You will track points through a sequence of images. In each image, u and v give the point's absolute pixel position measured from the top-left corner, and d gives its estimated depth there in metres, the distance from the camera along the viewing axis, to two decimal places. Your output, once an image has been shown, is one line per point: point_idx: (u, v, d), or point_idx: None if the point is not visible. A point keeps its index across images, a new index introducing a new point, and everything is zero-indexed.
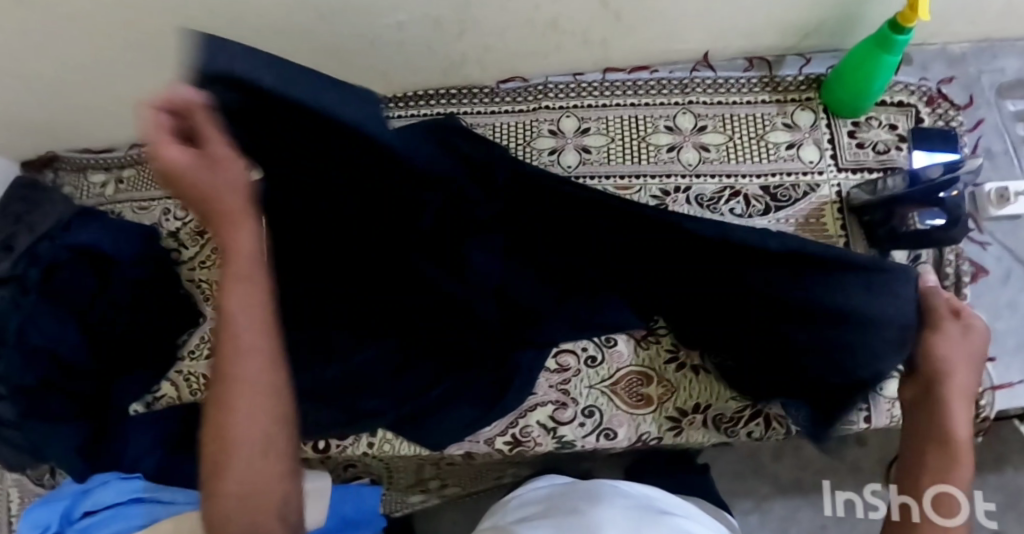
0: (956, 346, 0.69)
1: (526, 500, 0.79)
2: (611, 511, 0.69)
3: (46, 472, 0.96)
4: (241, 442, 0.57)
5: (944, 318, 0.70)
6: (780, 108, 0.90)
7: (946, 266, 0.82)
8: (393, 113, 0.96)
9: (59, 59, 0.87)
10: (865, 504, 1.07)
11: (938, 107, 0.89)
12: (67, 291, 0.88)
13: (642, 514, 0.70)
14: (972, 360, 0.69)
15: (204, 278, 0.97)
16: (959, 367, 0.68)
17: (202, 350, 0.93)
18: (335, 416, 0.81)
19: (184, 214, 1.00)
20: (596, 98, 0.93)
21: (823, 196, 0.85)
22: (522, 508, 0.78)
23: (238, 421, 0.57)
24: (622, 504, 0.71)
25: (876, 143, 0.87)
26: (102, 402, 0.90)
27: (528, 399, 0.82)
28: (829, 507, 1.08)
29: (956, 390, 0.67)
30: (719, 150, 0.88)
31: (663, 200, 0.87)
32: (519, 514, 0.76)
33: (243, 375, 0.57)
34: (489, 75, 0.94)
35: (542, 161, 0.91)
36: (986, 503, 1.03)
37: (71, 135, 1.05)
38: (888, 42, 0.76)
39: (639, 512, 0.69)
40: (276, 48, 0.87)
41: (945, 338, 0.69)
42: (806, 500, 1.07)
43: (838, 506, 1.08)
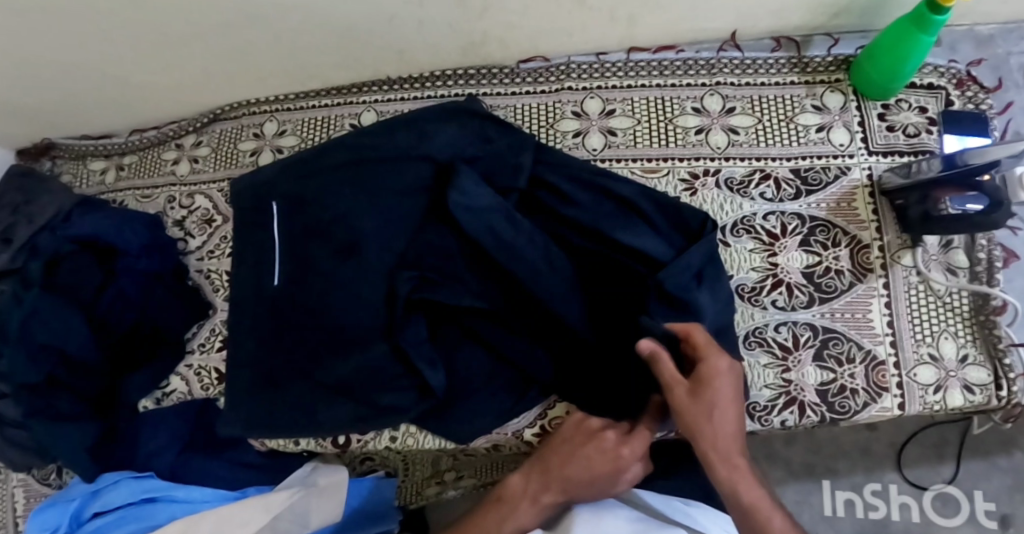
0: (693, 404, 0.68)
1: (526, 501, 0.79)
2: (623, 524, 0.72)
3: (52, 472, 0.93)
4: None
5: (676, 381, 0.69)
6: (809, 90, 0.88)
7: (977, 252, 0.81)
8: (409, 95, 0.93)
9: (56, 35, 0.82)
10: (865, 504, 1.04)
11: (967, 90, 0.87)
12: (75, 285, 0.85)
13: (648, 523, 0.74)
14: (722, 411, 0.69)
15: (214, 268, 0.93)
16: (704, 426, 0.68)
17: (214, 343, 0.89)
18: (357, 408, 0.80)
19: (190, 201, 0.96)
20: (620, 79, 0.90)
21: (853, 180, 0.84)
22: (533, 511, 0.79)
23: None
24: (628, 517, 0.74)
25: (906, 126, 0.85)
26: (112, 397, 0.87)
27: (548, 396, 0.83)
28: (828, 507, 1.05)
29: (710, 447, 0.68)
30: (748, 133, 0.86)
31: (691, 184, 0.85)
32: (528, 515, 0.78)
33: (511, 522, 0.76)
34: (509, 55, 0.91)
35: (565, 145, 0.88)
36: (985, 503, 1.02)
37: (67, 121, 1.00)
38: (925, 21, 0.74)
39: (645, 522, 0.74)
40: (291, 25, 0.83)
41: (680, 401, 0.69)
42: (816, 485, 1.05)
43: (838, 507, 1.04)
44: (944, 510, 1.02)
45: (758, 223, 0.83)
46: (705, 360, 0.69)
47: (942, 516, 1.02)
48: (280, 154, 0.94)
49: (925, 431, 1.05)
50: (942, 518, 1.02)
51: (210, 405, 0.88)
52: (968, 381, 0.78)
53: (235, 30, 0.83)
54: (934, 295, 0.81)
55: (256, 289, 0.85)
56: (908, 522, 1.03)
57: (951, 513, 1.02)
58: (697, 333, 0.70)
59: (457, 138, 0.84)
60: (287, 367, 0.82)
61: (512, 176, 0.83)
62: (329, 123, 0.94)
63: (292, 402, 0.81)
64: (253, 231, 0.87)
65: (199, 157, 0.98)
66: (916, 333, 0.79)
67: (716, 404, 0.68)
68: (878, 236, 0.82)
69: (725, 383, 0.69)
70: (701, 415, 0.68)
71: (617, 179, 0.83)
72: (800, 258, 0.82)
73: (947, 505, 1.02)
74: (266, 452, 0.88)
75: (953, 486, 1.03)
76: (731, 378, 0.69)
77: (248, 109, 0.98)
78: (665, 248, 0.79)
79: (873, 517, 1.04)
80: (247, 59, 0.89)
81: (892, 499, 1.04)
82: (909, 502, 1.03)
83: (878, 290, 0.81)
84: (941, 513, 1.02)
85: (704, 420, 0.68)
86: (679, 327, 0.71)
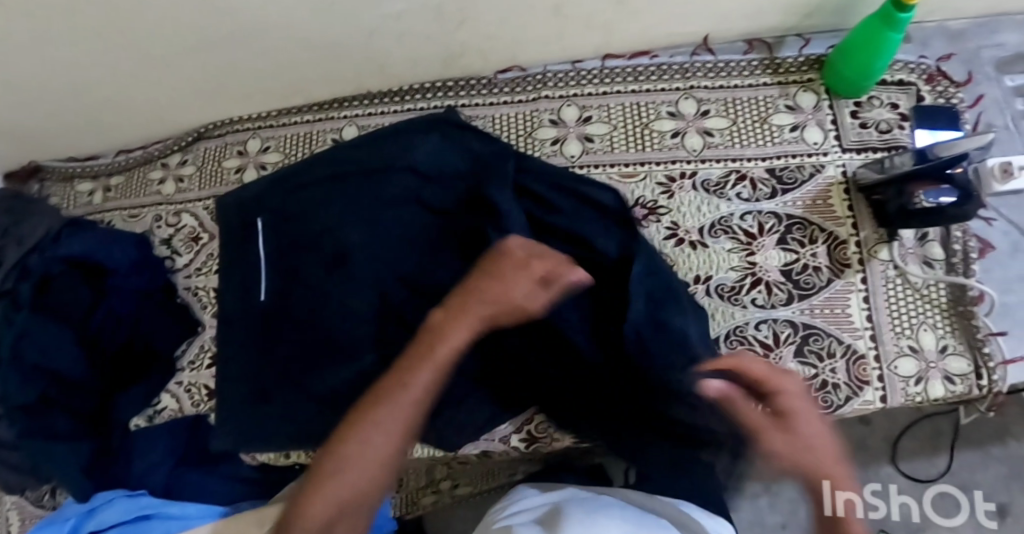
0: (797, 438, 0.68)
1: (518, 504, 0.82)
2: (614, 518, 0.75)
3: (47, 493, 0.94)
4: (372, 447, 0.67)
5: (764, 422, 0.69)
6: (782, 90, 0.89)
7: (953, 244, 0.83)
8: (389, 108, 0.94)
9: (41, 59, 0.84)
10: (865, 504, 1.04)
11: (939, 84, 0.88)
12: (65, 307, 0.86)
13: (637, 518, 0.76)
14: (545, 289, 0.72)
15: (201, 285, 0.93)
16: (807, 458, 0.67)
17: (203, 360, 0.89)
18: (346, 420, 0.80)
19: (177, 220, 0.97)
20: (595, 86, 0.91)
21: (828, 177, 0.85)
22: (521, 511, 0.80)
23: (375, 434, 0.68)
24: (618, 514, 0.76)
25: (879, 123, 0.87)
26: (105, 414, 0.88)
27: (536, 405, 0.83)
28: None
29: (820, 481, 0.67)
30: (723, 135, 0.87)
31: (669, 187, 0.86)
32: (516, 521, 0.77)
33: (410, 397, 0.69)
34: (487, 65, 0.92)
35: (543, 152, 0.89)
36: (985, 503, 1.02)
37: (54, 143, 1.01)
38: (891, 19, 0.76)
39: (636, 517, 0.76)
40: (270, 42, 0.84)
41: (777, 442, 0.68)
42: None
43: None
44: (943, 509, 1.03)
45: (735, 223, 0.84)
46: (776, 391, 0.69)
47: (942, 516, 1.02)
48: (265, 171, 0.96)
49: (918, 423, 1.05)
50: (941, 519, 1.02)
51: (202, 421, 0.88)
52: (949, 372, 0.79)
53: (215, 49, 0.85)
54: (913, 288, 0.82)
55: (245, 303, 0.86)
56: (906, 521, 1.03)
57: (950, 514, 1.02)
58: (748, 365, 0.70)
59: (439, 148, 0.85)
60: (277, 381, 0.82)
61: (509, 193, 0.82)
62: (312, 138, 0.95)
63: (283, 414, 0.82)
64: (241, 246, 0.88)
65: (184, 176, 0.99)
66: (896, 326, 0.80)
67: (815, 436, 0.68)
68: (854, 232, 0.83)
69: (807, 408, 0.69)
70: (792, 449, 0.67)
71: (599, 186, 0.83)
72: (778, 255, 0.83)
73: (947, 504, 1.03)
74: (258, 467, 0.88)
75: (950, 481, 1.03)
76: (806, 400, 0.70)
77: (231, 127, 0.99)
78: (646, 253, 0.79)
79: (873, 517, 1.03)
80: (229, 78, 0.91)
81: (892, 499, 1.04)
82: (907, 503, 1.03)
83: (856, 285, 0.82)
84: (940, 512, 1.03)
85: (806, 454, 0.67)
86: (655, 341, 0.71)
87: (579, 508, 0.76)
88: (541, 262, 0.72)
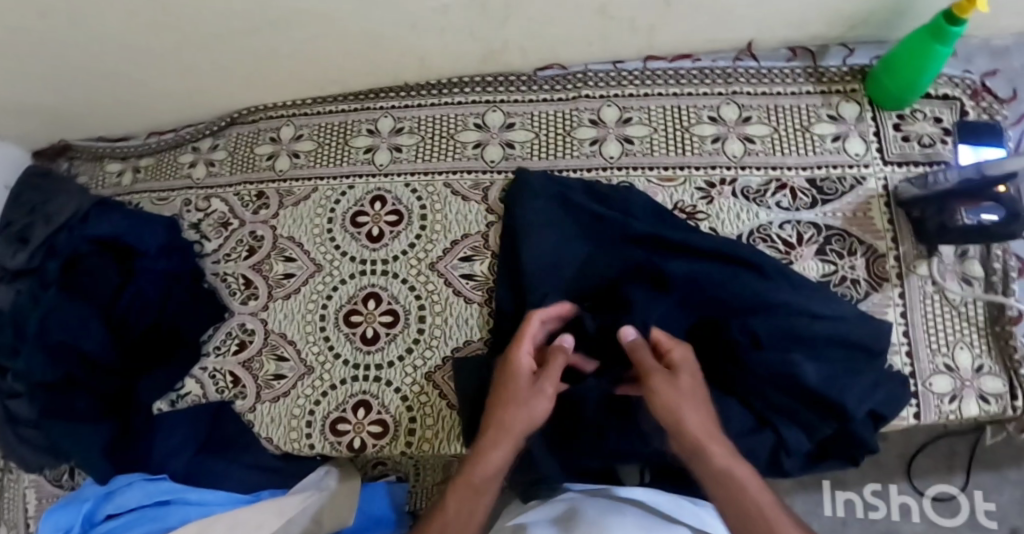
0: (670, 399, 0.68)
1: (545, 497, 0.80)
2: (623, 522, 0.72)
3: (64, 472, 0.93)
4: None
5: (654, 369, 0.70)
6: (825, 100, 0.88)
7: (993, 262, 0.82)
8: (426, 101, 0.94)
9: (75, 39, 0.83)
10: (865, 504, 1.01)
11: (982, 100, 0.88)
12: (92, 289, 0.86)
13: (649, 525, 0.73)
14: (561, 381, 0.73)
15: (229, 271, 0.93)
16: (686, 415, 0.67)
17: (229, 346, 0.90)
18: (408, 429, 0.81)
19: (207, 204, 0.96)
20: (637, 87, 0.90)
21: (869, 190, 0.84)
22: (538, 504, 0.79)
23: None
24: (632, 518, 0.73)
25: (922, 137, 0.86)
26: (128, 400, 0.86)
27: (598, 443, 0.76)
28: (828, 507, 1.02)
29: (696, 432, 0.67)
30: (764, 142, 0.87)
31: (708, 193, 0.85)
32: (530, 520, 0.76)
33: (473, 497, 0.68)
34: (528, 62, 0.91)
35: (582, 152, 0.88)
36: (986, 502, 0.98)
37: (84, 123, 1.00)
38: (942, 33, 0.75)
39: (650, 522, 0.73)
40: (309, 30, 0.83)
41: (669, 395, 0.68)
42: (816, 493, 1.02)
43: (837, 507, 1.02)
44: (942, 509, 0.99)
45: (774, 232, 0.83)
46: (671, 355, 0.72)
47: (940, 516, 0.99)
48: (297, 158, 0.95)
49: (935, 442, 1.01)
50: (942, 518, 0.99)
51: (225, 409, 0.87)
52: (984, 391, 0.78)
53: (253, 35, 0.83)
54: (950, 306, 0.81)
55: (339, 302, 0.88)
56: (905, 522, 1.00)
57: (949, 514, 0.99)
58: (641, 351, 0.71)
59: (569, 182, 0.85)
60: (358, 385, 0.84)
61: (651, 224, 0.80)
62: (347, 128, 0.95)
63: (341, 416, 0.84)
64: (349, 241, 0.90)
65: (216, 160, 0.98)
66: (932, 343, 0.80)
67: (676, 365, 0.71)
68: (894, 246, 0.82)
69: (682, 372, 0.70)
70: (691, 402, 0.68)
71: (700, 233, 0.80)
72: (814, 266, 0.82)
73: (946, 508, 0.99)
74: (282, 455, 0.86)
75: (962, 497, 0.99)
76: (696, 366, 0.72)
77: (265, 114, 0.98)
78: (750, 295, 0.75)
79: (874, 521, 1.01)
80: (264, 64, 0.89)
81: (891, 500, 1.01)
82: (908, 503, 1.00)
83: (894, 300, 0.81)
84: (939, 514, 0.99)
85: (687, 404, 0.68)
86: (821, 366, 0.74)
87: (592, 508, 0.75)
88: (556, 363, 0.72)
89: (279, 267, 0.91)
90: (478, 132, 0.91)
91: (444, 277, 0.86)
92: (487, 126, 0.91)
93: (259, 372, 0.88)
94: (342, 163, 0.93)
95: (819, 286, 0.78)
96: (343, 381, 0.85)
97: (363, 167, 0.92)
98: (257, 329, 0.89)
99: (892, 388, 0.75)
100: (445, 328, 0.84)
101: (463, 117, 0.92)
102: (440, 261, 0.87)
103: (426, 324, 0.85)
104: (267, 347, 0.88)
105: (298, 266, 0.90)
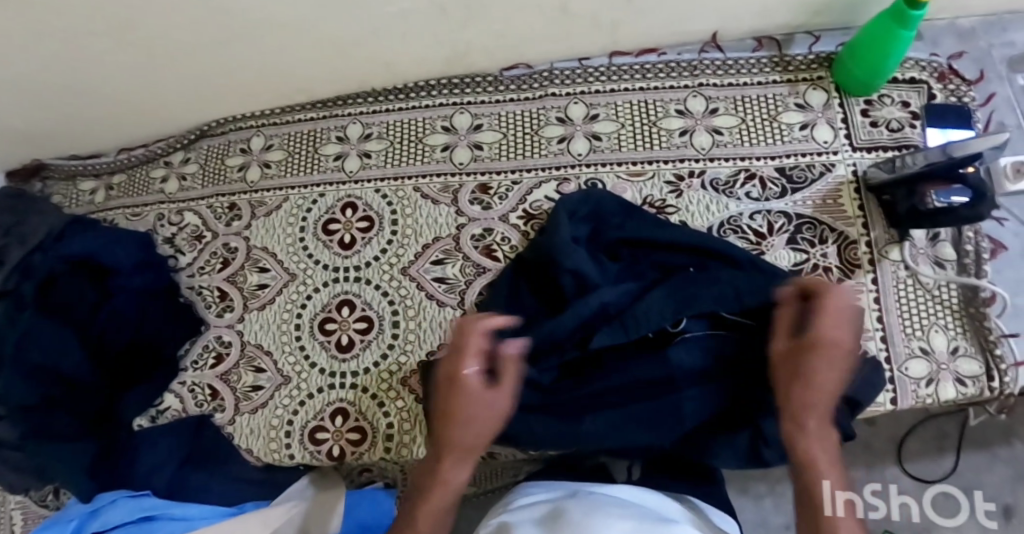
0: (789, 348, 0.69)
1: (533, 497, 0.79)
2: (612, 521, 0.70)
3: (49, 492, 0.93)
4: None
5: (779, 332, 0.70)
6: (791, 88, 0.88)
7: (964, 244, 0.82)
8: (393, 106, 0.94)
9: (39, 60, 0.83)
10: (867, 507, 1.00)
11: (950, 82, 0.87)
12: (69, 305, 0.86)
13: (639, 524, 0.70)
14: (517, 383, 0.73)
15: (204, 284, 0.93)
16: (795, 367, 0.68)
17: (207, 360, 0.89)
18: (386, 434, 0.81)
19: (180, 218, 0.96)
20: (603, 83, 0.90)
21: (839, 176, 0.84)
22: (526, 504, 0.78)
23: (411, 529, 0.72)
24: (617, 511, 0.72)
25: (890, 121, 0.86)
26: (107, 417, 0.86)
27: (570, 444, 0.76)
28: None
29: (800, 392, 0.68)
30: (732, 133, 0.87)
31: (677, 186, 0.85)
32: (514, 519, 0.74)
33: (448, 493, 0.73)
34: (493, 63, 0.91)
35: (551, 151, 0.88)
36: (986, 503, 0.98)
37: (55, 142, 1.00)
38: (902, 17, 0.74)
39: (639, 520, 0.71)
40: (271, 40, 0.83)
41: (787, 348, 0.69)
42: None
43: None
44: (942, 509, 0.99)
45: (745, 222, 0.83)
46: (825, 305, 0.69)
47: (942, 516, 0.99)
48: (268, 168, 0.95)
49: (924, 424, 1.01)
50: (941, 518, 0.99)
51: (205, 422, 0.86)
52: (960, 374, 0.78)
53: (217, 47, 0.83)
54: (924, 289, 0.81)
55: (313, 311, 0.88)
56: (906, 521, 0.99)
57: (950, 513, 0.98)
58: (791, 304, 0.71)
59: (575, 201, 0.82)
60: (334, 395, 0.84)
61: (626, 227, 0.80)
62: (316, 136, 0.95)
63: (320, 425, 0.83)
64: (321, 249, 0.90)
65: (187, 174, 0.98)
66: (906, 328, 0.79)
67: (831, 315, 0.68)
68: (865, 232, 0.82)
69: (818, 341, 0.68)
70: (797, 356, 0.68)
71: (675, 229, 0.80)
72: (786, 255, 0.82)
73: (947, 504, 0.99)
74: (263, 468, 0.86)
75: (950, 487, 0.99)
76: (847, 316, 0.69)
77: (234, 125, 0.98)
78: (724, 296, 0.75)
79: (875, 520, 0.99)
80: (230, 76, 0.89)
81: (892, 500, 1.00)
82: (909, 503, 1.00)
83: (866, 285, 0.81)
84: (940, 512, 0.99)
85: (797, 360, 0.68)
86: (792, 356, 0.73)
87: (578, 506, 0.73)
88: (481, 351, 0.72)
89: (253, 278, 0.91)
90: (446, 134, 0.91)
91: (416, 281, 0.86)
92: (455, 128, 0.91)
93: (237, 384, 0.88)
94: (312, 171, 0.93)
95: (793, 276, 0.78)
96: (320, 390, 0.85)
97: (333, 175, 0.92)
98: (233, 341, 0.89)
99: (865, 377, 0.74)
100: (419, 332, 0.84)
101: (431, 121, 0.92)
102: (412, 266, 0.87)
103: (400, 330, 0.85)
104: (244, 359, 0.88)
105: (272, 276, 0.90)
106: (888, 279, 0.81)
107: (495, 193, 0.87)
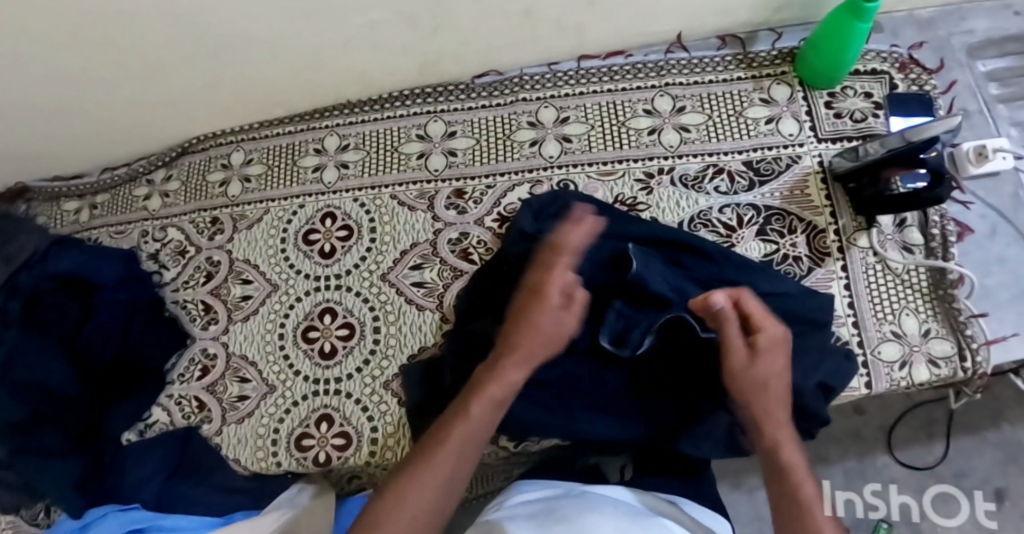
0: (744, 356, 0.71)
1: (526, 496, 0.78)
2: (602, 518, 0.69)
3: (40, 511, 0.94)
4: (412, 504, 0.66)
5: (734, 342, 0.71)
6: (756, 84, 0.90)
7: (931, 228, 0.83)
8: (368, 117, 0.96)
9: (21, 84, 0.85)
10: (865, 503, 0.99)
11: (911, 72, 0.89)
12: (54, 322, 0.86)
13: (630, 522, 0.70)
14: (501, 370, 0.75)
15: (188, 298, 0.94)
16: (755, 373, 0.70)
17: (192, 373, 0.91)
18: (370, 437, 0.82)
19: (163, 234, 0.98)
20: (572, 86, 0.92)
21: (805, 167, 0.86)
22: (518, 503, 0.77)
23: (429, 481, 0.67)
24: (609, 510, 0.71)
25: (853, 112, 0.87)
26: (94, 432, 0.86)
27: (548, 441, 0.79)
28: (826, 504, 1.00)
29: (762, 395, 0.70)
30: (699, 130, 0.89)
31: (647, 183, 0.87)
32: (505, 516, 0.74)
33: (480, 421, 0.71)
34: (464, 71, 0.93)
35: (523, 154, 0.90)
36: (985, 502, 0.97)
37: (39, 164, 1.02)
38: (858, 9, 0.76)
39: (630, 517, 0.70)
40: (246, 56, 0.85)
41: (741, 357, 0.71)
42: None
43: (837, 506, 0.99)
44: (943, 509, 0.98)
45: (715, 216, 0.85)
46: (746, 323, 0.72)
47: (942, 516, 0.97)
48: (248, 182, 0.97)
49: (911, 412, 1.01)
50: (942, 519, 0.97)
51: (192, 433, 0.87)
52: (933, 355, 0.79)
53: (195, 65, 0.85)
54: (894, 274, 0.82)
55: (295, 319, 0.89)
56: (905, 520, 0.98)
57: (950, 512, 0.98)
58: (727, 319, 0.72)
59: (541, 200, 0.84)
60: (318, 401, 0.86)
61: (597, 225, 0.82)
62: (294, 149, 0.97)
63: (305, 431, 0.84)
64: (302, 258, 0.92)
65: (170, 191, 1.00)
66: (877, 312, 0.81)
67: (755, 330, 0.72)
68: (833, 220, 0.84)
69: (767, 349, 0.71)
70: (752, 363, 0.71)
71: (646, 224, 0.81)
72: (756, 246, 0.83)
73: (947, 504, 0.98)
74: (250, 477, 0.86)
75: (947, 486, 0.99)
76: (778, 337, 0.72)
77: (215, 141, 1.00)
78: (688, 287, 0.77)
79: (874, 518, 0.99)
80: (209, 93, 0.92)
81: (892, 500, 0.99)
82: (908, 503, 0.99)
83: (837, 273, 0.82)
84: (940, 512, 0.98)
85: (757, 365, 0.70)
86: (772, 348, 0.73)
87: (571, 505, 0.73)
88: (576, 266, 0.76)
89: (236, 289, 0.93)
90: (421, 142, 0.93)
91: (396, 286, 0.87)
92: (429, 136, 0.93)
93: (223, 394, 0.89)
94: (291, 183, 0.95)
95: (762, 266, 0.80)
96: (304, 397, 0.86)
97: (312, 186, 0.94)
98: (218, 352, 0.91)
99: (837, 364, 0.75)
100: (400, 336, 0.86)
101: (405, 130, 0.94)
102: (391, 271, 0.88)
103: (381, 334, 0.86)
104: (229, 370, 0.90)
105: (255, 287, 0.92)
106: (856, 265, 0.82)
107: (470, 198, 0.89)
